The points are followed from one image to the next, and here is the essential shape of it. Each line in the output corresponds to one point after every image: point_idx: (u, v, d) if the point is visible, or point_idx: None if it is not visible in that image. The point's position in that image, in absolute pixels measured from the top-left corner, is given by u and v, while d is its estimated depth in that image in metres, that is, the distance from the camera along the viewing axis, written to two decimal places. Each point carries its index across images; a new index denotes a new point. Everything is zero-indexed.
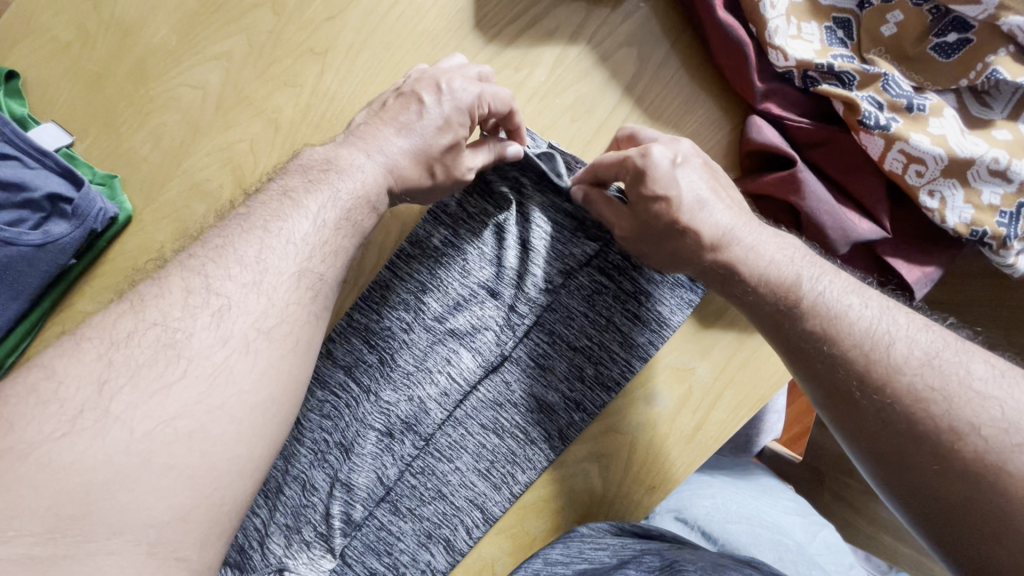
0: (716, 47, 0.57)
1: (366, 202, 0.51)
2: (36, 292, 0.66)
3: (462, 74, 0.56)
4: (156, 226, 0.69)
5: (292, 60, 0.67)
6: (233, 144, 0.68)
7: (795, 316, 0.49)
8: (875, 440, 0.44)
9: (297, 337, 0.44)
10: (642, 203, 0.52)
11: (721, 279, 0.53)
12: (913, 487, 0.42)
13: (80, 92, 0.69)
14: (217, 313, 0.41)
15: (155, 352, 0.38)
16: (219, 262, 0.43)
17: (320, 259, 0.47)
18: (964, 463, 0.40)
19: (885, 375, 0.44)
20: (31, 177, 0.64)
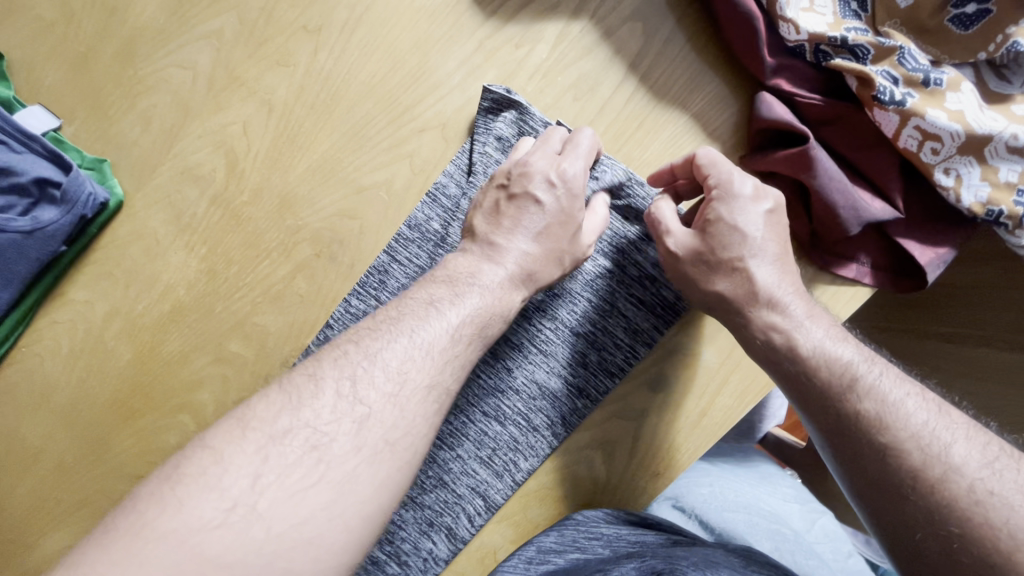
0: (723, 21, 0.56)
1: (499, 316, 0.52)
2: (26, 282, 0.66)
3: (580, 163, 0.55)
4: (148, 210, 0.68)
5: (284, 38, 0.65)
6: (225, 126, 0.66)
7: (827, 395, 0.47)
8: (896, 514, 0.41)
9: (416, 450, 0.44)
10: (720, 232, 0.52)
11: (778, 335, 0.49)
12: (926, 561, 0.39)
13: (67, 73, 0.68)
14: (359, 421, 0.42)
15: (304, 453, 0.40)
16: (369, 368, 0.45)
17: (450, 374, 0.48)
18: (989, 553, 0.37)
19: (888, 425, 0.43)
20: (16, 160, 0.64)
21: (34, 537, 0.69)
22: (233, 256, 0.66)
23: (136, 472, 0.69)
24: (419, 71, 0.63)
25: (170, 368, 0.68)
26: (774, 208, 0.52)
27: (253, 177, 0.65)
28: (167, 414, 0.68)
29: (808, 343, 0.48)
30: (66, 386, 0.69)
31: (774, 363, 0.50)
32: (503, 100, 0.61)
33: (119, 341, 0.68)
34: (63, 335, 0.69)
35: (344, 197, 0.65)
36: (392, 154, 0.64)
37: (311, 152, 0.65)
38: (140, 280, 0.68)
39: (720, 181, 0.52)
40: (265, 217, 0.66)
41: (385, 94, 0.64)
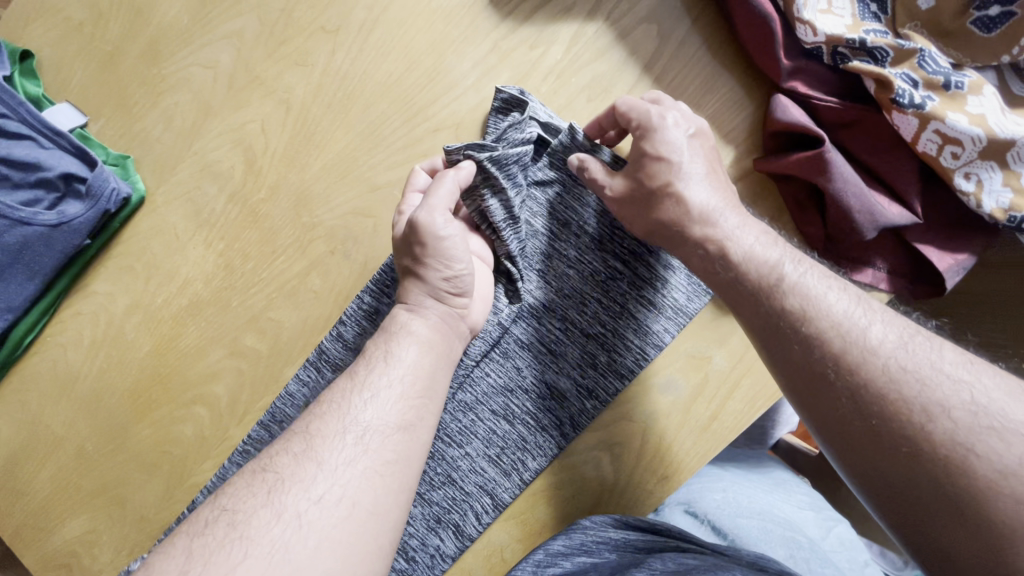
0: (740, 23, 0.55)
1: (429, 350, 0.48)
2: (52, 273, 0.69)
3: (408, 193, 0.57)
4: (169, 206, 0.69)
5: (303, 39, 0.66)
6: (244, 124, 0.67)
7: (757, 297, 0.47)
8: (822, 401, 0.42)
9: (352, 501, 0.40)
10: (645, 164, 0.51)
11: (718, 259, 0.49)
12: (850, 440, 0.40)
13: (94, 71, 0.70)
14: (273, 489, 0.40)
15: (223, 539, 0.37)
16: (286, 440, 0.43)
17: (372, 413, 0.44)
18: (906, 426, 0.38)
19: (857, 356, 0.41)
20: (45, 157, 0.66)
21: (54, 522, 0.71)
22: (250, 252, 0.68)
23: (152, 461, 0.71)
24: (434, 71, 0.64)
25: (187, 361, 0.69)
26: (697, 132, 0.53)
27: (270, 175, 0.67)
28: (183, 405, 0.70)
29: (739, 248, 0.48)
30: (87, 375, 0.71)
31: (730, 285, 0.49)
32: (514, 101, 0.60)
33: (138, 333, 0.70)
34: (84, 325, 0.71)
35: (359, 195, 0.66)
36: (406, 153, 0.65)
37: (327, 151, 0.66)
38: (159, 274, 0.69)
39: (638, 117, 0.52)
40: (281, 215, 0.67)
41: (400, 94, 0.64)
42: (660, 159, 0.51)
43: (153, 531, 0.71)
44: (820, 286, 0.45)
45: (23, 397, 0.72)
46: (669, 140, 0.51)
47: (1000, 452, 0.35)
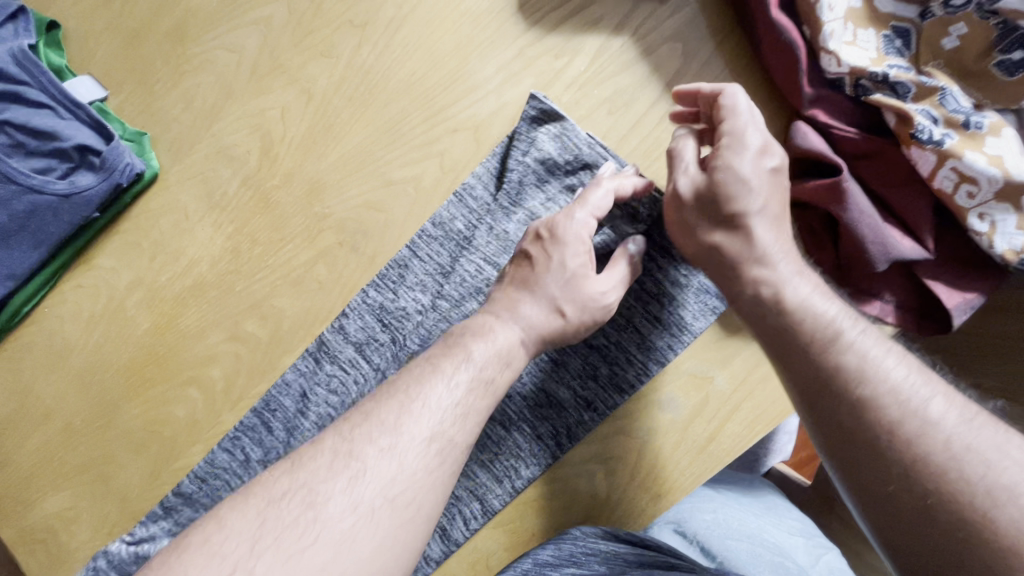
0: (766, 49, 0.56)
1: (502, 361, 0.51)
2: (58, 243, 0.68)
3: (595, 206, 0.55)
4: (181, 185, 0.69)
5: (330, 31, 0.66)
6: (264, 110, 0.68)
7: (774, 320, 0.46)
8: (814, 394, 0.42)
9: (417, 504, 0.43)
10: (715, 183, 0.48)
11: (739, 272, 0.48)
12: (835, 433, 0.41)
13: (119, 47, 0.70)
14: (352, 476, 0.42)
15: (299, 513, 0.40)
16: (365, 422, 0.45)
17: (450, 422, 0.47)
18: (909, 448, 0.37)
19: (846, 353, 0.42)
20: (61, 127, 0.66)
21: (37, 494, 0.70)
22: (259, 238, 0.67)
23: (141, 441, 0.70)
24: (458, 72, 0.64)
25: (185, 342, 0.69)
26: (781, 165, 0.49)
27: (286, 163, 0.67)
28: (177, 387, 0.69)
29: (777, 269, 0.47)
30: (83, 349, 0.70)
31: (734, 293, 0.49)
32: (550, 112, 0.61)
33: (138, 310, 0.70)
34: (85, 298, 0.71)
35: (372, 189, 0.65)
36: (422, 151, 0.64)
37: (344, 142, 0.66)
38: (165, 253, 0.69)
39: (734, 127, 0.48)
40: (294, 203, 0.67)
41: (422, 91, 0.65)
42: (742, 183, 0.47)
43: (133, 512, 0.70)
44: (834, 311, 0.44)
45: (16, 366, 0.71)
46: (749, 163, 0.47)
47: (984, 467, 0.35)
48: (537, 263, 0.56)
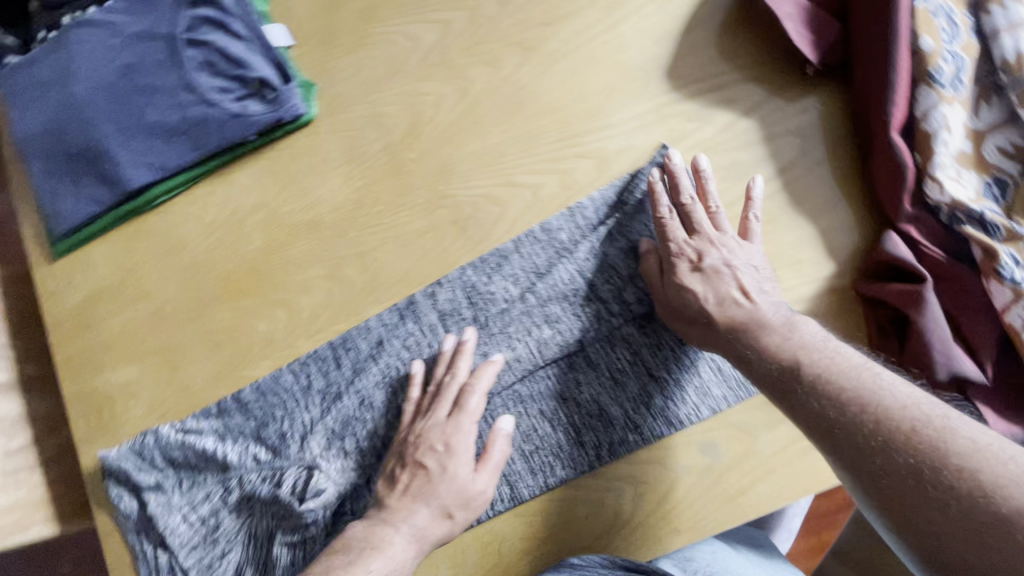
0: (876, 163, 0.63)
1: (419, 539, 0.61)
2: (211, 152, 0.77)
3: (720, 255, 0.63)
4: (328, 135, 0.78)
5: (499, 46, 0.75)
6: (420, 95, 0.76)
7: (783, 360, 0.57)
8: (808, 411, 0.54)
9: None
10: (678, 282, 0.63)
11: (745, 334, 0.59)
12: (831, 434, 0.51)
13: (315, 8, 0.80)
14: None
15: None
16: None
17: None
18: (895, 437, 0.48)
19: (827, 378, 0.54)
20: (252, 60, 0.76)
21: (122, 359, 0.79)
22: (382, 198, 0.75)
23: (219, 342, 0.76)
24: (600, 109, 0.71)
25: (287, 268, 0.76)
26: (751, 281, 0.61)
27: (425, 142, 0.75)
28: (265, 305, 0.76)
29: (782, 335, 0.58)
30: (199, 247, 0.79)
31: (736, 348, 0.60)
32: None
33: (255, 229, 0.77)
34: (213, 205, 0.79)
35: (494, 184, 0.72)
36: (549, 165, 0.71)
37: (481, 139, 0.74)
38: (296, 187, 0.77)
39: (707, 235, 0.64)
40: (422, 178, 0.75)
41: (564, 117, 0.72)
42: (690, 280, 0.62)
43: (190, 403, 0.75)
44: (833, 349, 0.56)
45: (142, 244, 0.81)
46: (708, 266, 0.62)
47: (973, 440, 0.46)
48: (432, 475, 0.63)
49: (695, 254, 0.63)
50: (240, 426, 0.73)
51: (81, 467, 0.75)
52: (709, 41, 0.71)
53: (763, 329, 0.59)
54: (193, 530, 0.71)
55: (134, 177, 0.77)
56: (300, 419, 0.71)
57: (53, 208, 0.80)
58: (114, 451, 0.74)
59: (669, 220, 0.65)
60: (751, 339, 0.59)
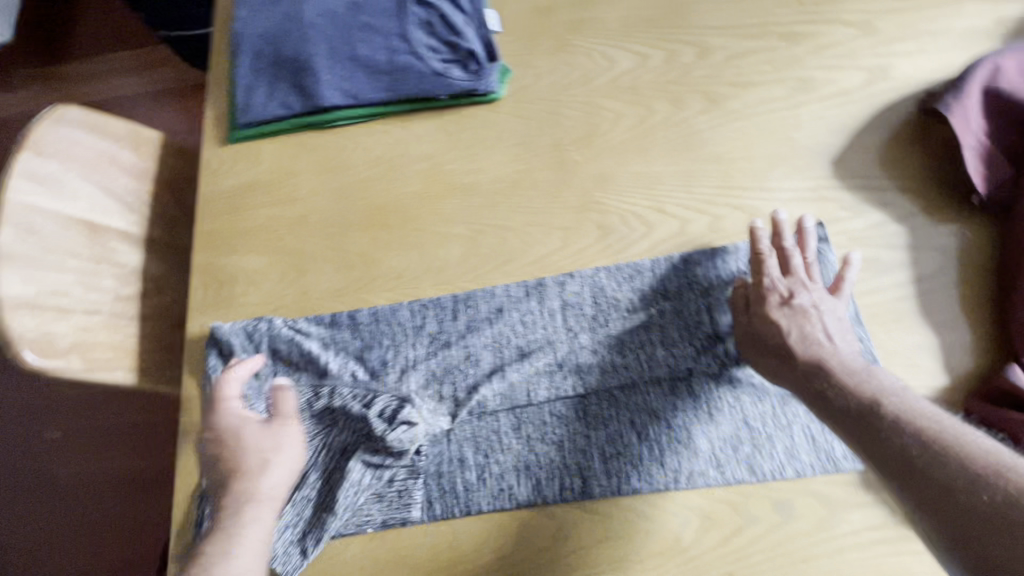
0: (1015, 299, 0.66)
1: (262, 465, 0.65)
2: (401, 97, 0.85)
3: (816, 297, 0.67)
4: (507, 117, 0.85)
5: (685, 90, 0.82)
6: (601, 109, 0.83)
7: (859, 395, 0.57)
8: (872, 443, 0.53)
9: None
10: (762, 313, 0.66)
11: (823, 373, 0.60)
12: (896, 468, 0.51)
13: (530, 10, 0.89)
14: None
15: None
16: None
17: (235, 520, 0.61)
18: (962, 477, 0.47)
19: (895, 412, 0.54)
20: (467, 31, 0.84)
21: (252, 247, 0.84)
22: (538, 185, 0.81)
23: (349, 263, 0.82)
24: (761, 173, 0.77)
25: (432, 219, 0.82)
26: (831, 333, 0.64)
27: (593, 149, 0.81)
28: (403, 244, 0.81)
29: (849, 365, 0.60)
30: (358, 175, 0.85)
31: (811, 378, 0.61)
32: (824, 239, 0.72)
33: (415, 176, 0.84)
34: (384, 143, 0.86)
35: (645, 207, 0.78)
36: (700, 206, 0.77)
37: (644, 164, 0.80)
38: (463, 152, 0.84)
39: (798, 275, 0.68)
40: (580, 179, 0.80)
41: (726, 169, 0.78)
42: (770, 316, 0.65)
43: (304, 307, 0.80)
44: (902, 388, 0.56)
45: (307, 156, 0.87)
46: (790, 310, 0.65)
47: None
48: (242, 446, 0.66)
49: (786, 293, 0.67)
50: (346, 342, 0.77)
51: (189, 329, 0.80)
52: (880, 145, 0.76)
53: (839, 365, 0.60)
54: None
55: (326, 96, 0.85)
56: (405, 354, 0.76)
57: (244, 98, 0.88)
58: (227, 325, 0.78)
59: (802, 288, 0.67)
60: (828, 370, 0.60)
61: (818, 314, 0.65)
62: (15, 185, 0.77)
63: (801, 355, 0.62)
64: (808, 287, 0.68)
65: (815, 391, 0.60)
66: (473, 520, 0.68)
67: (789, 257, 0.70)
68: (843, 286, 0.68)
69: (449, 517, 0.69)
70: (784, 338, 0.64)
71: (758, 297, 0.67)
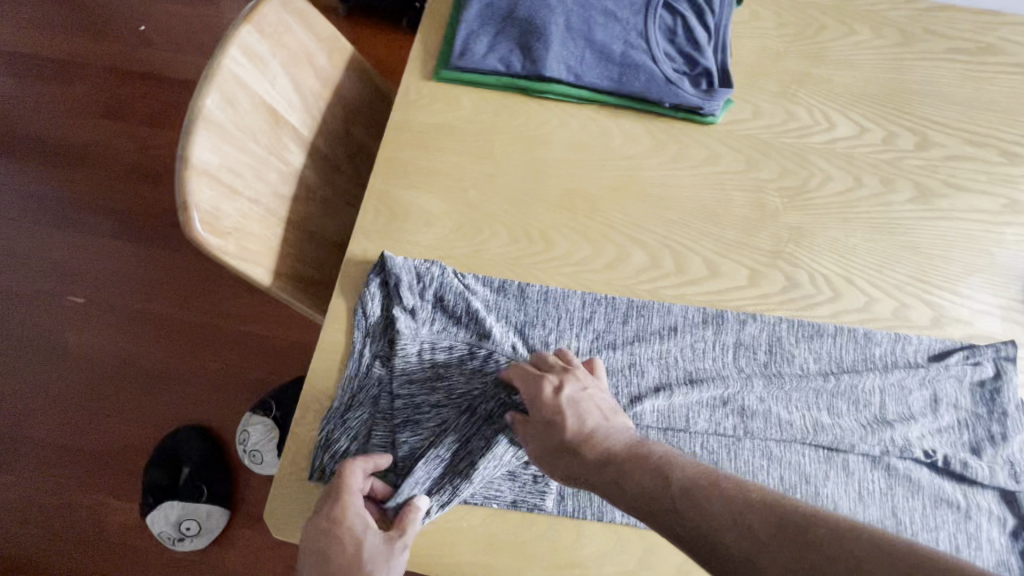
0: None
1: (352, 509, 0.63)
2: (621, 91, 0.83)
3: (591, 400, 0.65)
4: (717, 143, 0.84)
5: (896, 175, 0.82)
6: (811, 165, 0.83)
7: (734, 496, 0.48)
8: (757, 535, 0.45)
9: None
10: (550, 409, 0.63)
11: (701, 474, 0.52)
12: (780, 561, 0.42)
13: (763, 46, 0.88)
14: None
15: None
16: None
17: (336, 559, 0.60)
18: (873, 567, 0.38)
19: (814, 521, 0.43)
20: (706, 50, 0.83)
21: (432, 188, 0.82)
22: (732, 220, 0.80)
23: (527, 235, 0.80)
24: (954, 278, 0.77)
25: (619, 218, 0.80)
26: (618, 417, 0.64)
27: (794, 202, 0.81)
28: (587, 234, 0.80)
29: (680, 460, 0.55)
30: (556, 153, 0.83)
31: (666, 481, 0.53)
32: (1009, 360, 0.72)
33: (611, 171, 0.83)
34: (588, 130, 0.85)
35: (834, 274, 0.77)
36: (888, 291, 0.77)
37: (841, 233, 0.79)
38: (665, 162, 0.82)
39: (571, 396, 0.64)
40: (775, 227, 0.80)
41: (920, 263, 0.78)
42: (560, 414, 0.63)
43: (475, 266, 0.79)
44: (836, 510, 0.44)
45: (509, 118, 0.85)
46: (573, 399, 0.64)
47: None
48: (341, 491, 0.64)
49: (564, 384, 0.65)
50: (510, 311, 0.77)
51: (351, 251, 0.78)
52: None
53: (720, 476, 0.51)
54: (422, 368, 0.73)
55: (552, 68, 0.82)
56: (568, 342, 0.76)
57: (464, 41, 0.84)
58: (399, 258, 0.76)
59: (595, 392, 0.66)
60: (625, 470, 0.57)
61: (603, 423, 0.63)
62: (232, 54, 0.74)
63: (590, 451, 0.61)
64: (572, 385, 0.65)
65: (587, 480, 0.60)
66: (603, 527, 0.68)
67: (545, 358, 0.69)
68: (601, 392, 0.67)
69: (580, 517, 0.68)
70: (573, 445, 0.62)
71: (557, 408, 0.63)
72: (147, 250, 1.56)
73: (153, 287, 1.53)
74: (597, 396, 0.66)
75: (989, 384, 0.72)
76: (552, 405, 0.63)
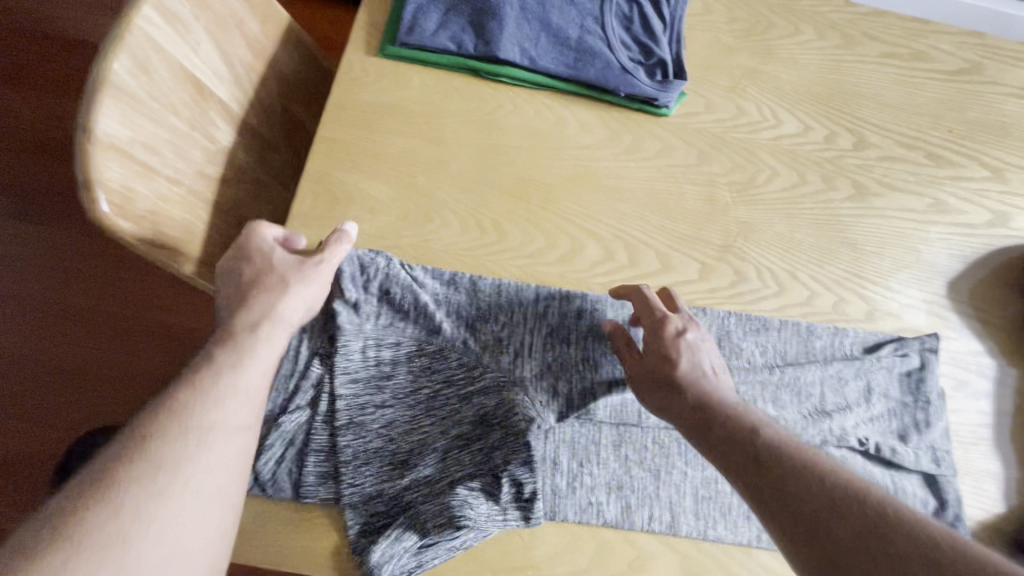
0: None
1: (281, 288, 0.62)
2: (575, 79, 0.81)
3: (704, 351, 0.69)
4: (669, 135, 0.83)
5: (836, 173, 0.85)
6: (758, 161, 0.84)
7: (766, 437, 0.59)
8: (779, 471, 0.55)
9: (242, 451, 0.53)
10: (672, 347, 0.68)
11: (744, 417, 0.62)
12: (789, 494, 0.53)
13: (713, 41, 0.88)
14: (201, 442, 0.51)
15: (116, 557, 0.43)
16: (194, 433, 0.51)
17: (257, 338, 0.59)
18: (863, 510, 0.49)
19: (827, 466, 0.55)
20: (660, 41, 0.82)
21: (377, 172, 0.76)
22: (684, 214, 0.80)
23: (478, 225, 0.76)
24: (886, 274, 0.81)
25: (573, 210, 0.78)
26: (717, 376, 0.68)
27: (743, 198, 0.82)
28: (540, 225, 0.77)
29: (764, 425, 0.61)
30: (509, 139, 0.80)
31: (727, 433, 0.60)
32: (932, 349, 0.77)
33: (565, 160, 0.80)
34: (542, 117, 0.82)
35: (778, 269, 0.79)
36: (827, 286, 0.79)
37: (786, 229, 0.81)
38: (619, 153, 0.81)
39: (691, 341, 0.69)
40: (725, 222, 0.81)
41: (856, 259, 0.81)
42: (684, 354, 0.67)
43: (423, 257, 0.75)
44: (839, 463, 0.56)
45: (459, 101, 0.81)
46: (693, 344, 0.68)
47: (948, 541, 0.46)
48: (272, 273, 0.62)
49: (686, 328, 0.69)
50: (460, 305, 0.73)
51: None
52: (986, 284, 0.83)
53: (761, 423, 0.61)
54: (365, 366, 0.68)
55: (504, 49, 0.79)
56: (521, 337, 0.73)
57: (412, 16, 0.79)
58: None
59: (711, 347, 0.70)
60: (715, 429, 0.61)
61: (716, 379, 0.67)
62: (144, 13, 0.65)
63: (681, 407, 0.65)
64: (699, 330, 0.70)
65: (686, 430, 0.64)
66: (557, 527, 0.67)
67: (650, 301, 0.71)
68: (707, 346, 0.70)
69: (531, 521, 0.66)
70: (677, 384, 0.66)
71: (675, 349, 0.68)
72: (51, 233, 1.39)
73: (62, 276, 1.36)
74: (703, 342, 0.69)
75: (915, 374, 0.76)
76: (671, 342, 0.68)
